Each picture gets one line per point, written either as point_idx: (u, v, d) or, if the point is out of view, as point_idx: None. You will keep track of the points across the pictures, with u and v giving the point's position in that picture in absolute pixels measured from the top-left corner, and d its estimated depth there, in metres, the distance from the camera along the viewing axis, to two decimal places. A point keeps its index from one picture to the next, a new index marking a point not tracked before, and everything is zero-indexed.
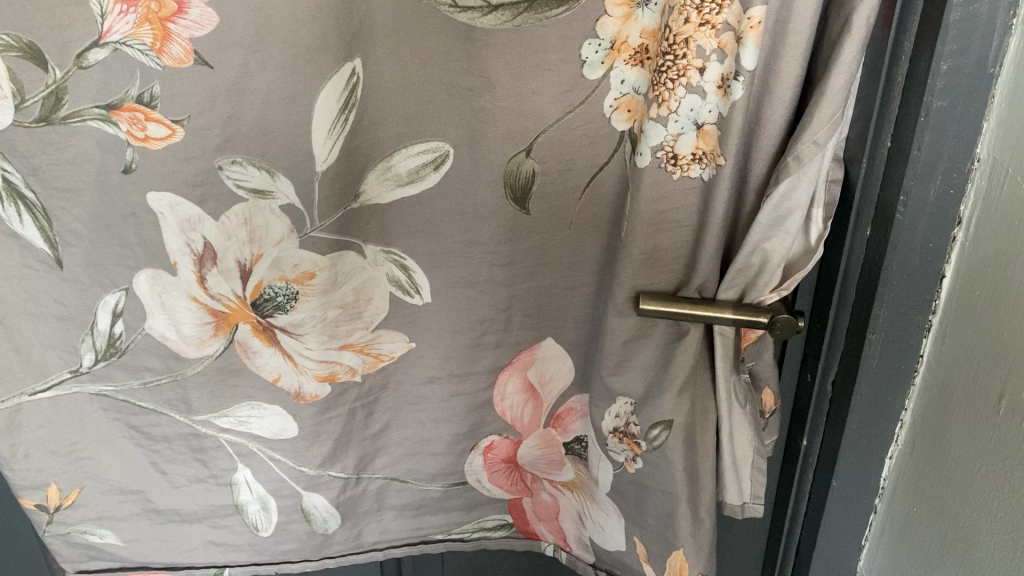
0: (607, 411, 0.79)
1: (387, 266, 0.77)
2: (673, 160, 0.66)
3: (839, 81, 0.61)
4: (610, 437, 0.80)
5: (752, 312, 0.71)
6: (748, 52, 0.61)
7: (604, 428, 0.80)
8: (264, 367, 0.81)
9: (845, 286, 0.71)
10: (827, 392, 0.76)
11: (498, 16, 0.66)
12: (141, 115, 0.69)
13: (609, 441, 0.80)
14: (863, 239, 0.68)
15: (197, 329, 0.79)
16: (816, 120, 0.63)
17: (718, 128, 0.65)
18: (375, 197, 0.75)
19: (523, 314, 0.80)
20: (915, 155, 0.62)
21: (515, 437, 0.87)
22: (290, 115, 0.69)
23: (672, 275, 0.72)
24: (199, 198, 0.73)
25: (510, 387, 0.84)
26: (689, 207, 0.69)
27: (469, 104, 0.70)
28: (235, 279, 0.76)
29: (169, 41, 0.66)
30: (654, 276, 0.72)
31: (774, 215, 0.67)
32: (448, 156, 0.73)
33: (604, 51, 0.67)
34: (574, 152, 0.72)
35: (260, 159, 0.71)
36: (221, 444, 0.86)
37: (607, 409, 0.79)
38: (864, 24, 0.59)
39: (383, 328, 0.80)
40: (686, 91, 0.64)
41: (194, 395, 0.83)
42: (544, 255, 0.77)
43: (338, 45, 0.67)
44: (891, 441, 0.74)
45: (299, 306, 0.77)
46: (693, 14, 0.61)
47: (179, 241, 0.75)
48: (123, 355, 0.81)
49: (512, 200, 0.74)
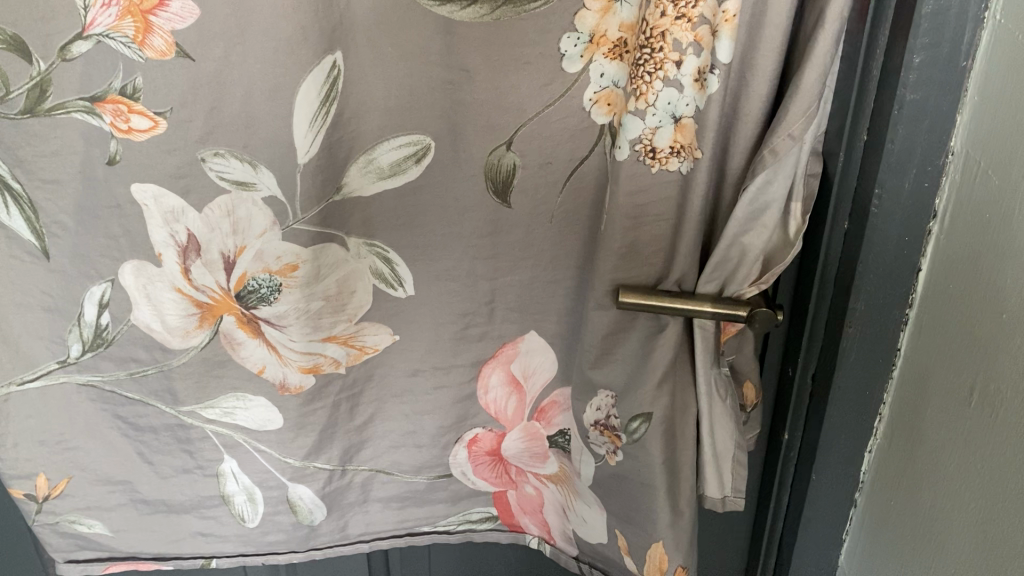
0: (589, 403, 0.79)
1: (370, 258, 0.78)
2: (652, 153, 0.67)
3: (813, 74, 0.61)
4: (592, 429, 0.80)
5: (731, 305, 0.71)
6: (723, 46, 0.62)
7: (586, 420, 0.80)
8: (248, 359, 0.81)
9: (824, 280, 0.71)
10: (807, 386, 0.76)
11: (477, 9, 0.67)
12: (124, 108, 0.70)
13: (591, 433, 0.81)
14: (840, 233, 0.69)
15: (182, 320, 0.80)
16: (792, 113, 0.63)
17: (695, 121, 0.65)
18: (357, 189, 0.75)
19: (505, 307, 0.81)
20: (890, 147, 0.62)
21: (500, 430, 0.87)
22: (272, 107, 0.70)
23: (651, 268, 0.72)
24: (182, 190, 0.73)
25: (494, 379, 0.84)
26: (667, 200, 0.69)
27: (450, 97, 0.71)
28: (219, 270, 0.77)
29: (151, 34, 0.67)
30: (633, 269, 0.72)
31: (750, 209, 0.67)
32: (430, 149, 0.74)
33: (583, 45, 0.68)
34: (555, 145, 0.73)
35: (242, 151, 0.72)
36: (207, 435, 0.86)
37: (589, 402, 0.79)
38: (837, 16, 0.59)
39: (367, 321, 0.81)
40: (663, 84, 0.64)
41: (180, 386, 0.83)
42: (527, 248, 0.78)
43: (318, 38, 0.68)
44: (870, 435, 0.74)
45: (282, 298, 0.78)
46: (669, 7, 0.61)
47: (163, 233, 0.75)
48: (110, 345, 0.82)
49: (494, 193, 0.75)
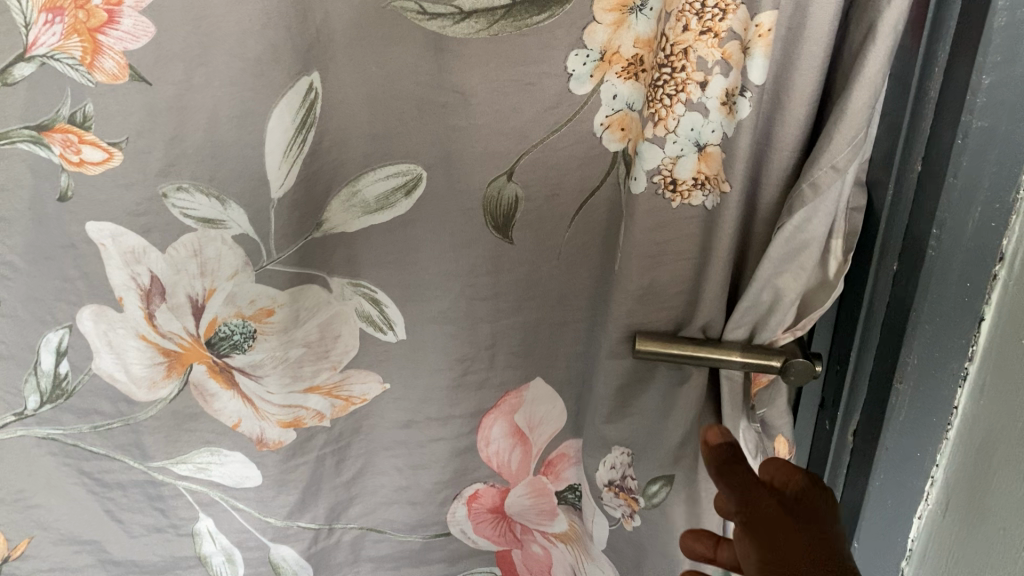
0: (602, 461, 0.71)
1: (356, 300, 0.70)
2: (672, 186, 0.59)
3: (860, 96, 0.53)
4: (605, 491, 0.72)
5: (762, 355, 0.62)
6: (755, 65, 0.53)
7: (599, 481, 0.72)
8: (222, 411, 0.73)
9: (867, 327, 0.63)
10: (847, 442, 0.68)
11: (471, 24, 0.59)
12: (74, 137, 0.62)
13: (604, 495, 0.72)
14: (888, 275, 0.60)
15: (148, 369, 0.72)
16: (836, 141, 0.55)
17: (722, 150, 0.57)
18: (340, 225, 0.67)
19: (508, 352, 0.72)
20: (952, 182, 0.53)
21: (503, 485, 0.78)
22: (241, 135, 0.62)
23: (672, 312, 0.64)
24: (143, 228, 0.65)
25: (496, 432, 0.75)
26: (689, 239, 0.61)
27: (443, 122, 0.62)
28: (187, 315, 0.69)
29: (100, 55, 0.59)
30: (651, 313, 0.64)
31: (786, 249, 0.59)
32: (421, 179, 0.65)
33: (593, 63, 0.60)
34: (561, 174, 0.64)
35: (208, 185, 0.63)
36: (181, 492, 0.78)
37: (602, 461, 0.71)
38: (890, 31, 0.51)
39: (354, 368, 0.72)
40: (685, 107, 0.56)
41: (149, 440, 0.75)
42: (531, 289, 0.69)
43: (292, 57, 0.60)
44: (919, 501, 0.65)
45: (257, 346, 0.70)
46: (693, 21, 0.53)
47: (123, 275, 0.67)
48: (71, 397, 0.74)
49: (493, 228, 0.67)
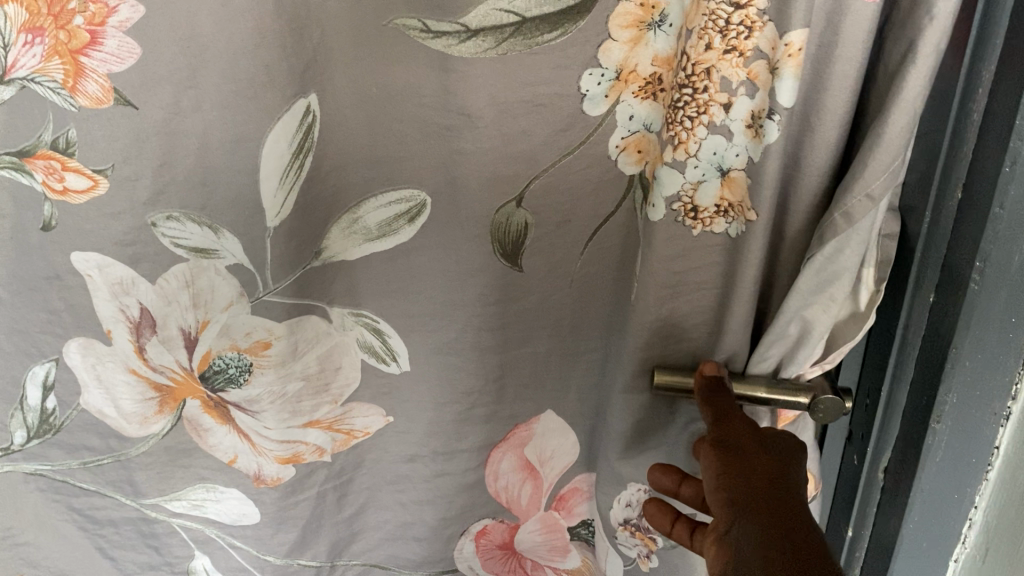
0: (617, 499, 0.67)
1: (357, 330, 0.66)
2: (693, 214, 0.55)
3: (898, 120, 0.49)
4: (620, 530, 0.68)
5: (788, 392, 0.58)
6: (784, 86, 0.49)
7: (613, 519, 0.68)
8: (217, 447, 0.70)
9: (901, 360, 0.59)
10: (877, 480, 0.64)
11: (478, 43, 0.55)
12: (57, 164, 0.58)
13: (619, 534, 0.68)
14: (925, 306, 0.56)
15: (139, 404, 0.68)
16: (871, 167, 0.51)
17: (747, 175, 0.53)
18: (340, 253, 0.63)
19: (517, 384, 0.68)
20: (998, 213, 0.50)
21: (512, 521, 0.75)
22: (234, 161, 0.58)
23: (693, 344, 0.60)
24: (132, 258, 0.62)
25: (504, 465, 0.72)
26: (714, 267, 0.57)
27: (448, 145, 0.59)
28: (179, 349, 0.65)
29: (83, 78, 0.56)
30: (671, 345, 0.61)
31: (817, 280, 0.55)
32: (426, 206, 0.62)
33: (608, 82, 0.56)
34: (574, 200, 0.61)
35: (200, 213, 0.60)
36: (175, 529, 0.74)
37: (617, 497, 0.67)
38: (931, 51, 0.47)
39: (355, 401, 0.69)
40: (707, 130, 0.52)
41: (142, 476, 0.72)
42: (542, 317, 0.65)
43: (287, 78, 0.56)
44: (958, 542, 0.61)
45: (253, 380, 0.66)
46: (716, 39, 0.49)
47: (111, 307, 0.64)
48: (59, 432, 0.70)
49: (502, 256, 0.63)
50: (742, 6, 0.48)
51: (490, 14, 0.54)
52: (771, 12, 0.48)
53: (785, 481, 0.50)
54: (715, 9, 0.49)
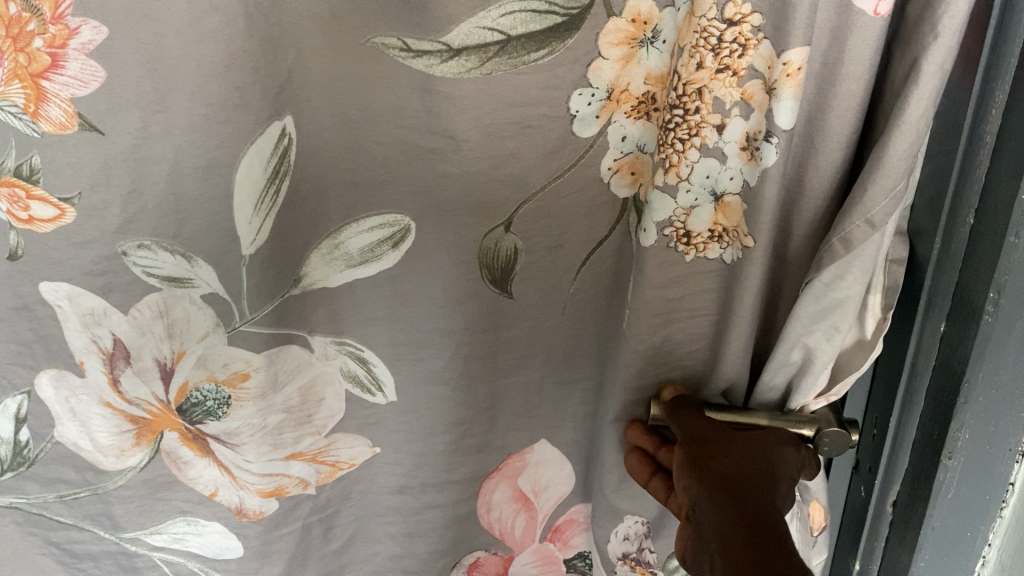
0: (614, 533, 0.65)
1: (341, 359, 0.63)
2: (686, 239, 0.52)
3: (907, 144, 0.46)
4: (619, 565, 0.65)
5: (789, 422, 0.56)
6: (783, 108, 0.47)
7: (611, 553, 0.65)
8: (198, 480, 0.67)
9: (909, 391, 0.56)
10: (885, 513, 0.61)
11: (463, 62, 0.52)
12: (21, 192, 0.56)
13: (618, 569, 0.66)
14: (935, 336, 0.53)
15: (115, 437, 0.65)
16: (873, 193, 0.47)
17: (743, 200, 0.51)
18: (319, 279, 0.60)
19: (509, 414, 0.66)
20: (1013, 242, 0.46)
21: (506, 553, 0.72)
22: (206, 188, 0.55)
23: (688, 371, 0.58)
24: (103, 288, 0.59)
25: (497, 496, 0.70)
26: (711, 295, 0.54)
27: (431, 169, 0.56)
28: (155, 380, 0.63)
29: (45, 102, 0.53)
30: (665, 374, 0.58)
31: (816, 308, 0.52)
32: (410, 230, 0.59)
33: (598, 102, 0.53)
34: (565, 226, 0.58)
35: (172, 241, 0.57)
36: (156, 564, 0.71)
37: (614, 530, 0.65)
38: (939, 70, 0.44)
39: (340, 431, 0.66)
40: (699, 153, 0.49)
41: (121, 510, 0.68)
42: (533, 345, 0.63)
43: (261, 101, 0.53)
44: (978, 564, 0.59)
45: (232, 413, 0.64)
46: (708, 58, 0.46)
47: (83, 338, 0.61)
48: (34, 465, 0.67)
49: (491, 282, 0.60)
50: (736, 23, 0.45)
51: (473, 32, 0.51)
52: (767, 29, 0.45)
53: (747, 472, 0.51)
54: (707, 26, 0.45)
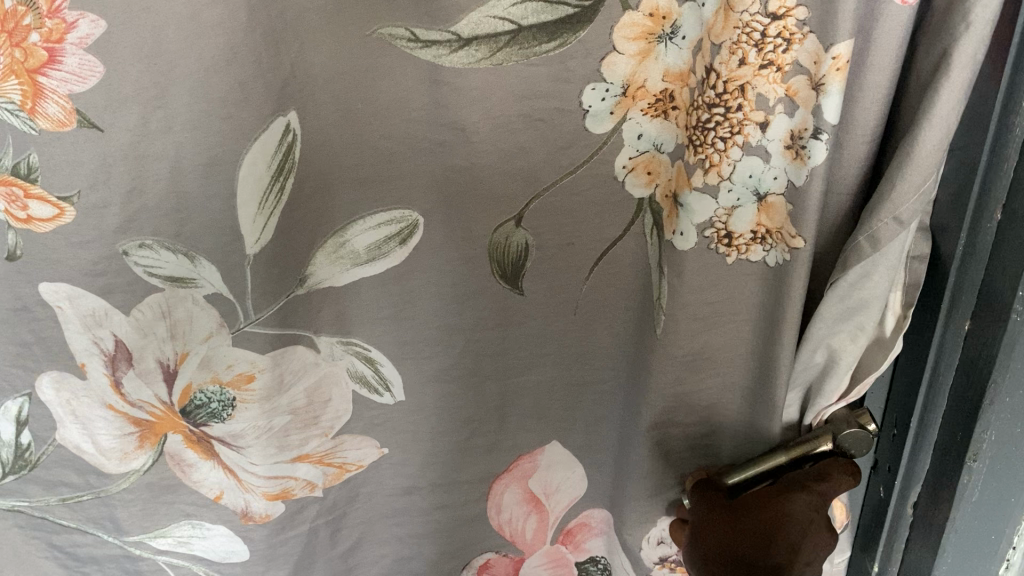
0: (648, 538, 0.65)
1: (347, 359, 0.62)
2: (728, 240, 0.51)
3: (936, 138, 0.44)
4: (656, 567, 0.66)
5: (804, 444, 0.55)
6: (831, 102, 0.45)
7: (647, 559, 0.66)
8: (203, 483, 0.65)
9: (933, 392, 0.54)
10: (906, 515, 0.59)
11: (471, 52, 0.51)
12: (19, 191, 0.54)
13: (656, 571, 0.66)
14: (959, 335, 0.52)
15: (118, 439, 0.64)
16: (900, 189, 0.46)
17: (787, 201, 0.49)
18: (326, 279, 0.59)
19: (520, 414, 0.65)
20: None
21: (517, 556, 0.71)
22: (208, 186, 0.54)
23: (724, 377, 0.56)
24: (103, 289, 0.57)
25: (507, 499, 0.68)
26: (737, 296, 0.53)
27: (441, 162, 0.54)
28: (158, 382, 0.61)
29: (43, 99, 0.52)
30: (702, 380, 0.57)
31: (841, 307, 0.51)
32: (418, 227, 0.57)
33: (613, 98, 0.52)
34: (578, 224, 0.57)
35: (174, 241, 0.56)
36: (161, 567, 0.69)
37: (647, 535, 0.65)
38: (969, 60, 0.42)
39: (347, 433, 0.65)
40: (741, 152, 0.48)
41: (124, 514, 0.66)
42: (544, 344, 0.62)
43: (264, 96, 0.52)
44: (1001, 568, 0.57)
45: (237, 415, 0.62)
46: (751, 53, 0.45)
47: (84, 340, 0.60)
48: (36, 467, 0.65)
49: (502, 279, 0.59)
50: (779, 17, 0.43)
51: (483, 21, 0.50)
52: (812, 23, 0.44)
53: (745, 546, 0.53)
54: (749, 21, 0.44)
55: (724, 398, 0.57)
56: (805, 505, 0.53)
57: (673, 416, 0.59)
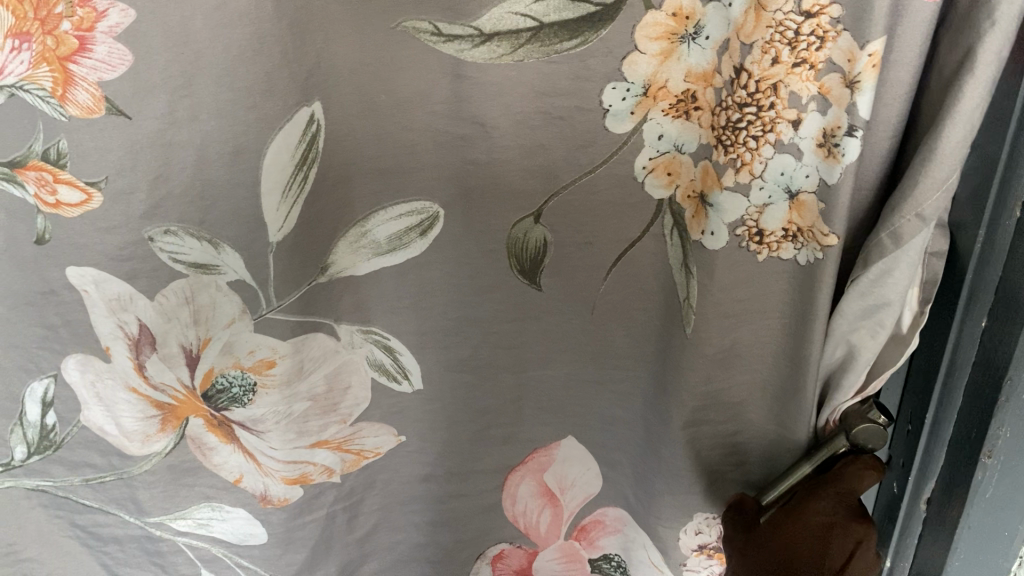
0: (685, 530, 0.65)
1: (368, 347, 0.63)
2: (758, 238, 0.52)
3: (959, 138, 0.44)
4: (694, 555, 0.66)
5: (823, 450, 0.56)
6: (864, 100, 0.45)
7: (686, 546, 0.65)
8: (223, 467, 0.66)
9: (949, 384, 0.54)
10: (920, 511, 0.59)
11: (493, 47, 0.51)
12: (49, 176, 0.55)
13: (691, 559, 0.66)
14: (976, 331, 0.51)
15: (141, 422, 0.65)
16: (923, 187, 0.46)
17: (818, 199, 0.49)
18: (347, 267, 0.60)
19: (536, 405, 0.66)
20: None
21: (530, 548, 0.72)
22: (233, 174, 0.55)
23: (753, 374, 0.57)
24: (129, 274, 0.58)
25: (523, 490, 0.69)
26: (773, 295, 0.54)
27: (460, 155, 0.55)
28: (180, 366, 0.62)
29: (73, 86, 0.53)
30: (731, 375, 0.57)
31: (863, 305, 0.52)
32: (438, 218, 0.58)
33: (634, 98, 0.52)
34: (596, 221, 0.57)
35: (199, 227, 0.57)
36: (180, 549, 0.70)
37: (684, 528, 0.65)
38: (993, 58, 0.42)
39: (365, 421, 0.65)
40: (774, 150, 0.49)
41: (146, 495, 0.68)
42: (560, 339, 0.62)
43: (289, 86, 0.53)
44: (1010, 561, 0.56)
45: (258, 400, 0.63)
46: (784, 52, 0.46)
47: (109, 324, 0.61)
48: (60, 449, 0.66)
49: (521, 273, 0.59)
50: (813, 15, 0.44)
51: (506, 18, 0.50)
52: (846, 21, 0.44)
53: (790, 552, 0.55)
54: (783, 20, 0.45)
55: (754, 394, 0.57)
56: (827, 507, 0.54)
57: (701, 413, 0.59)
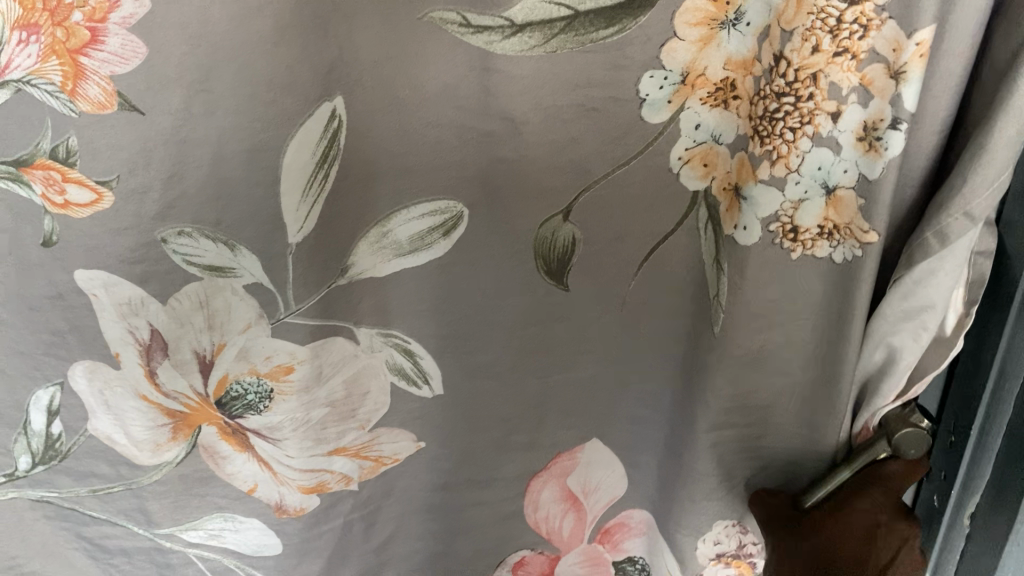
0: (704, 539, 0.63)
1: (387, 351, 0.60)
2: (792, 235, 0.50)
3: (1017, 127, 0.42)
4: (712, 564, 0.64)
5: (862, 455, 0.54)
6: (910, 91, 0.44)
7: (703, 555, 0.64)
8: (236, 476, 0.64)
9: (998, 393, 0.53)
10: (961, 523, 0.57)
11: (525, 39, 0.49)
12: (57, 175, 0.53)
13: (709, 568, 0.65)
14: None
15: (151, 431, 0.63)
16: (973, 183, 0.44)
17: (858, 195, 0.47)
18: (368, 269, 0.57)
19: (560, 410, 0.64)
20: None
21: (553, 553, 0.70)
22: (251, 172, 0.53)
23: (784, 379, 0.55)
24: (141, 276, 0.56)
25: (545, 496, 0.67)
26: (808, 296, 0.52)
27: (488, 153, 0.53)
28: (194, 373, 0.60)
29: (83, 80, 0.50)
30: (759, 380, 0.55)
31: (904, 306, 0.50)
32: (462, 219, 0.55)
33: (670, 87, 0.50)
34: (627, 217, 0.55)
35: (214, 228, 0.54)
36: (191, 561, 0.68)
37: (704, 536, 0.63)
38: None
39: (385, 426, 0.63)
40: (812, 142, 0.46)
41: (156, 506, 0.65)
42: (587, 340, 0.60)
43: (311, 79, 0.50)
44: None
45: (274, 406, 0.61)
46: (825, 40, 0.44)
47: (119, 328, 0.58)
48: (66, 458, 0.64)
49: (547, 274, 0.57)
50: (857, 2, 0.42)
51: (537, 7, 0.48)
52: (891, 8, 0.42)
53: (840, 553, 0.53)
54: (824, 7, 0.43)
55: (783, 399, 0.56)
56: (869, 507, 0.53)
57: (729, 418, 0.57)
